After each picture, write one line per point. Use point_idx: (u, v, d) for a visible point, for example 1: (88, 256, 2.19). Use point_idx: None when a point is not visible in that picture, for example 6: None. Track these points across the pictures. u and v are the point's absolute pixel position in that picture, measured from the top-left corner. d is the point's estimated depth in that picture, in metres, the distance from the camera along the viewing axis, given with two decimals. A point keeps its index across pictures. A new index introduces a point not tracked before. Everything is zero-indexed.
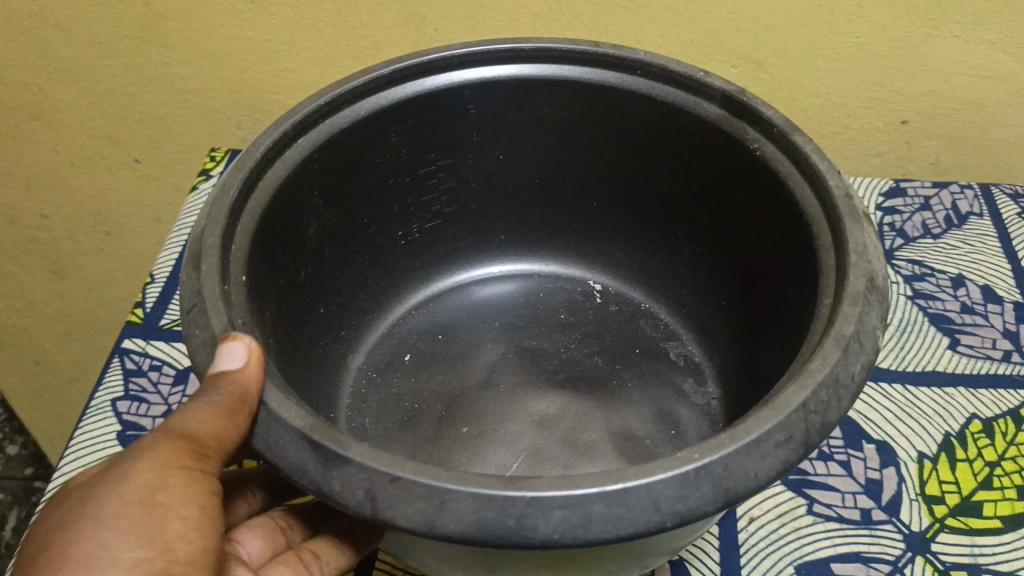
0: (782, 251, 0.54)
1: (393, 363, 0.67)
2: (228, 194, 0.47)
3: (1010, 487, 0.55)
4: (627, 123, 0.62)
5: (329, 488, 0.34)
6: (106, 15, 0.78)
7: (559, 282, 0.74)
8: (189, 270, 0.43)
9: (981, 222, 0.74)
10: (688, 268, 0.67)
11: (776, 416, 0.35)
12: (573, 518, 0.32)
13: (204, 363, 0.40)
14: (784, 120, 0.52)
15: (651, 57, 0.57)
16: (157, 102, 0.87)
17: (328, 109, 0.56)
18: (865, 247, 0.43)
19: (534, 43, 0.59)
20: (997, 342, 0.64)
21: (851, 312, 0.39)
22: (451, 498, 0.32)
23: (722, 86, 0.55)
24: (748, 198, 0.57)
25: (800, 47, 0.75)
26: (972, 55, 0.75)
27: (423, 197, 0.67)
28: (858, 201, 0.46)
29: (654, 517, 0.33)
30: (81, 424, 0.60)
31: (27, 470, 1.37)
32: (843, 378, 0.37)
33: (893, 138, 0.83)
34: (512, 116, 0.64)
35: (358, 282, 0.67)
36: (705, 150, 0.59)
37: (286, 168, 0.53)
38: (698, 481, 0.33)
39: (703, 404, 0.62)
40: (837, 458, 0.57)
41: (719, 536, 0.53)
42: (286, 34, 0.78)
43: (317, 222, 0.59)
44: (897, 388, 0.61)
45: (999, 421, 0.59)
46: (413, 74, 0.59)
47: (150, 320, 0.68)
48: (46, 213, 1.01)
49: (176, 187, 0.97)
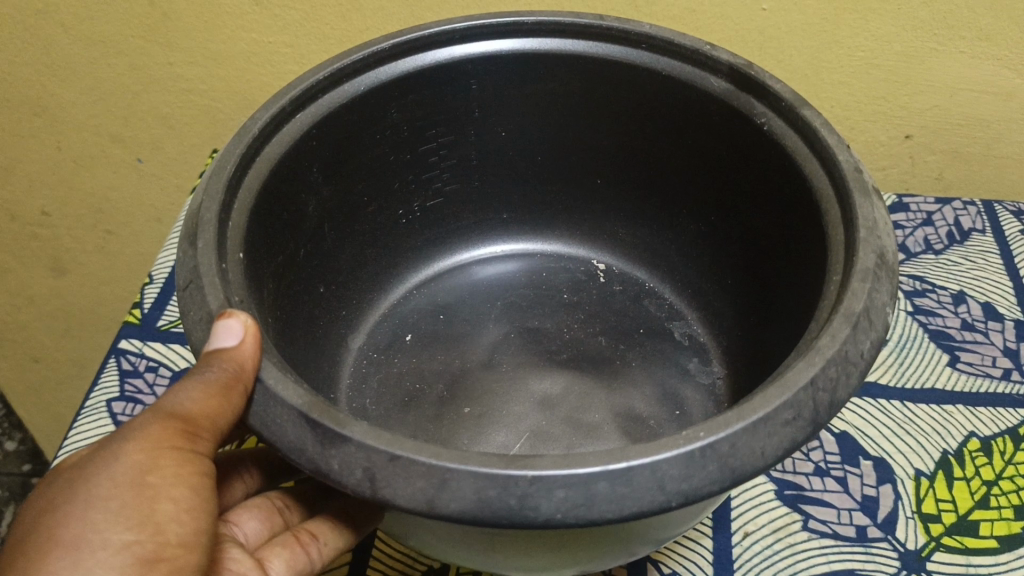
0: (791, 228, 0.54)
1: (394, 343, 0.67)
2: (225, 167, 0.47)
3: (1007, 506, 0.54)
4: (634, 99, 0.62)
5: (328, 466, 0.34)
6: (111, 14, 0.79)
7: (560, 261, 0.74)
8: (185, 246, 0.43)
9: (983, 238, 0.74)
10: (695, 247, 0.67)
11: (785, 395, 0.35)
12: (576, 497, 0.32)
13: (201, 339, 0.40)
14: (793, 94, 0.51)
15: (656, 30, 0.57)
16: (160, 101, 0.87)
17: (328, 83, 0.55)
18: (875, 223, 0.43)
19: (534, 17, 0.59)
20: (997, 360, 0.64)
21: (861, 287, 0.39)
22: (452, 476, 0.32)
23: (729, 60, 0.55)
24: (757, 174, 0.57)
25: (804, 59, 0.75)
26: (978, 71, 0.75)
27: (423, 174, 0.67)
28: (868, 175, 0.46)
29: (659, 497, 0.33)
30: (76, 424, 0.59)
31: (26, 466, 1.36)
32: (852, 355, 0.37)
33: (896, 153, 0.83)
34: (514, 93, 0.64)
35: (358, 260, 0.67)
36: (711, 125, 0.59)
37: (283, 144, 0.53)
38: (704, 460, 0.33)
39: (708, 384, 0.62)
40: (834, 474, 0.57)
41: (713, 551, 0.53)
42: (290, 37, 0.78)
43: (316, 198, 0.59)
44: (895, 404, 0.61)
45: (998, 439, 0.58)
46: (415, 48, 0.59)
47: (147, 321, 0.67)
48: (47, 210, 1.01)
49: (178, 187, 0.97)
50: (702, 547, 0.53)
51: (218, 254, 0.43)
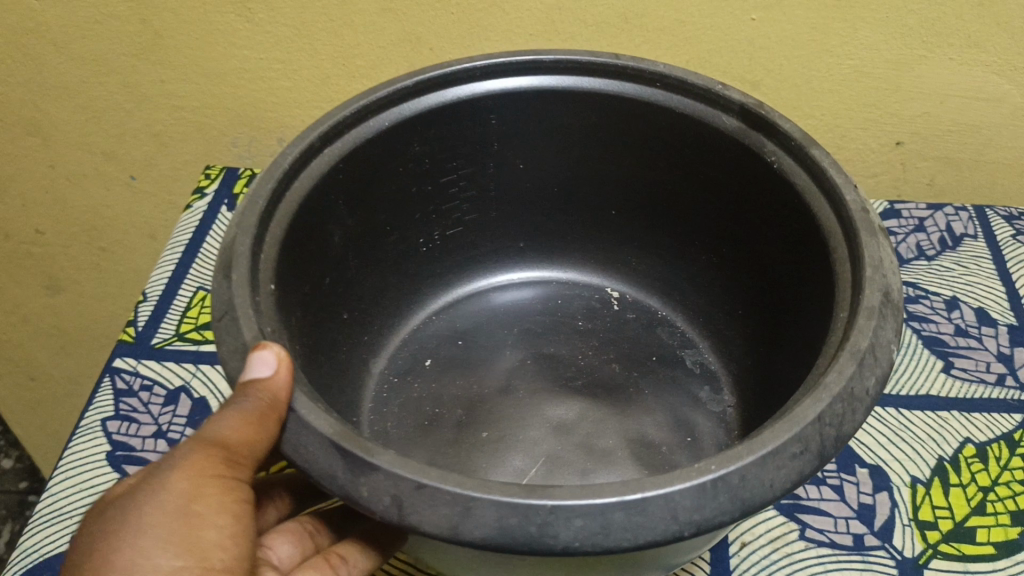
0: (799, 265, 0.54)
1: (414, 368, 0.66)
2: (257, 203, 0.47)
3: (1004, 513, 0.54)
4: (646, 134, 0.62)
5: (357, 494, 0.34)
6: (103, 32, 0.79)
7: (575, 289, 0.74)
8: (218, 278, 0.43)
9: (975, 243, 0.74)
10: (707, 278, 0.67)
11: (793, 428, 0.35)
12: (593, 526, 0.32)
13: (236, 368, 0.40)
14: (803, 133, 0.52)
15: (670, 69, 0.57)
16: (153, 119, 0.87)
17: (355, 118, 0.56)
18: (881, 261, 0.43)
19: (555, 55, 0.59)
20: (992, 365, 0.64)
21: (868, 323, 0.39)
22: (475, 504, 0.33)
23: (742, 101, 0.55)
24: (766, 210, 0.57)
25: (795, 68, 0.75)
26: (967, 77, 0.75)
27: (444, 205, 0.67)
28: (875, 214, 0.46)
29: (671, 527, 0.33)
30: (71, 444, 0.59)
31: (23, 483, 1.37)
32: (857, 392, 0.37)
33: (887, 160, 0.83)
34: (530, 127, 0.64)
35: (381, 288, 0.67)
36: (722, 163, 0.59)
37: (312, 178, 0.53)
38: (716, 491, 0.33)
39: (717, 412, 0.62)
40: (830, 482, 0.57)
41: (710, 562, 0.53)
42: (281, 53, 0.78)
43: (341, 229, 0.59)
44: (890, 412, 0.61)
45: (993, 445, 0.58)
46: (436, 86, 0.59)
47: (142, 338, 0.67)
48: (41, 228, 1.01)
49: (172, 204, 0.97)
50: (699, 558, 0.53)
51: (251, 287, 0.43)
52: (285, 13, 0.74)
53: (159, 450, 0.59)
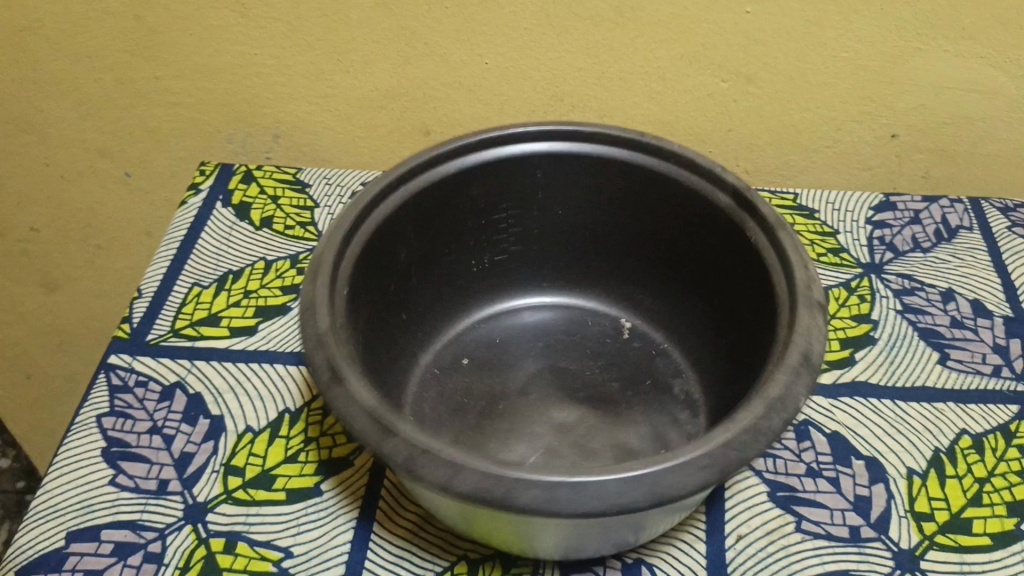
0: (757, 326, 0.56)
1: (451, 365, 0.65)
2: (341, 231, 0.52)
3: (1000, 503, 0.54)
4: (659, 211, 0.64)
5: (377, 448, 0.40)
6: (97, 29, 0.79)
7: (597, 317, 0.71)
8: (307, 281, 0.49)
9: (971, 235, 0.74)
10: (703, 324, 0.65)
11: (701, 448, 0.40)
12: (543, 496, 0.38)
13: (307, 334, 0.46)
14: (778, 217, 0.54)
15: (685, 150, 0.60)
16: (147, 116, 0.87)
17: (429, 163, 0.60)
18: (809, 328, 0.46)
19: (594, 128, 0.63)
20: (987, 356, 0.64)
21: (783, 375, 0.44)
22: (463, 467, 0.39)
23: (734, 181, 0.58)
24: (743, 280, 0.58)
25: (790, 61, 0.75)
26: (962, 69, 0.75)
27: (495, 236, 0.68)
28: (820, 293, 0.49)
29: (598, 507, 0.38)
30: (66, 440, 0.59)
31: (20, 483, 1.38)
32: (763, 426, 0.41)
33: (883, 153, 0.83)
34: (569, 189, 0.66)
35: (435, 301, 0.67)
36: (720, 252, 0.61)
37: (385, 212, 0.57)
38: (639, 484, 0.39)
39: (692, 432, 0.60)
40: (826, 474, 0.56)
41: (705, 555, 0.52)
42: (276, 48, 0.78)
43: (406, 250, 0.62)
44: (886, 404, 0.61)
45: (989, 437, 0.58)
46: (491, 143, 0.62)
47: (137, 335, 0.67)
48: (36, 226, 1.01)
49: (167, 201, 0.96)
50: (696, 550, 0.53)
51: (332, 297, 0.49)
52: (280, 8, 0.74)
53: (153, 447, 0.59)
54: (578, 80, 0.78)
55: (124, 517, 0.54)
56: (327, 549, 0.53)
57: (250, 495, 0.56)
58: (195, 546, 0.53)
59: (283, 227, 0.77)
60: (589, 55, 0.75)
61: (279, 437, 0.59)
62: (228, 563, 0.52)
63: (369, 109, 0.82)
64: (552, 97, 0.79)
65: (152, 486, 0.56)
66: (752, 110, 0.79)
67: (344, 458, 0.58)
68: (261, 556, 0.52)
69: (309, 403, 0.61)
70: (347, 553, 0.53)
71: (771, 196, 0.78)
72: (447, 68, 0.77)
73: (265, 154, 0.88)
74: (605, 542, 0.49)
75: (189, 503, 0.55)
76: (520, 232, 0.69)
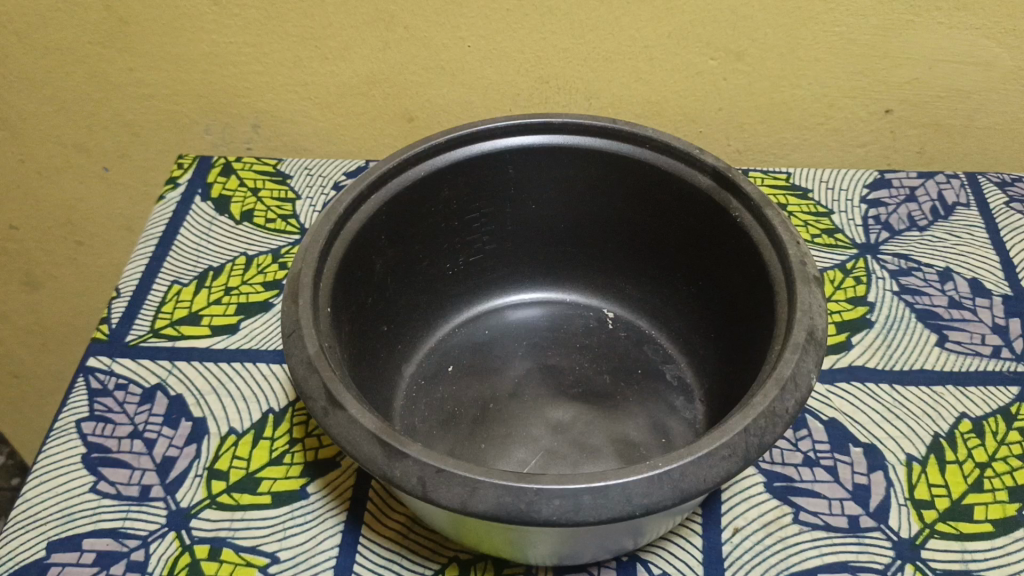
0: (753, 310, 0.54)
1: (436, 374, 0.63)
2: (316, 245, 0.51)
3: (1001, 489, 0.53)
4: (635, 194, 0.63)
5: (391, 474, 0.40)
6: (66, 21, 0.77)
7: (578, 310, 0.69)
8: (287, 304, 0.47)
9: (968, 212, 0.73)
10: (688, 306, 0.64)
11: (722, 436, 0.40)
12: (567, 505, 0.38)
13: (295, 360, 0.44)
14: (762, 196, 0.53)
15: (659, 133, 0.59)
16: (122, 108, 0.85)
17: (399, 166, 0.57)
18: (811, 306, 0.46)
19: (564, 117, 0.61)
20: (986, 337, 0.62)
21: (792, 356, 0.43)
22: (480, 485, 0.38)
23: (713, 162, 0.56)
24: (731, 263, 0.57)
25: (779, 37, 0.73)
26: (955, 41, 0.73)
27: (468, 237, 0.66)
28: (813, 268, 0.48)
29: (625, 508, 0.38)
30: (45, 447, 0.58)
31: (14, 480, 1.35)
32: (778, 409, 0.41)
33: (877, 129, 0.81)
34: (543, 180, 0.64)
35: (412, 307, 0.65)
36: (703, 234, 0.59)
37: (360, 220, 0.55)
38: (661, 482, 0.38)
39: (690, 419, 0.59)
40: (824, 463, 0.55)
41: (702, 550, 0.51)
42: (252, 36, 0.75)
43: (382, 258, 0.59)
44: (883, 389, 0.59)
45: (989, 420, 0.57)
46: (460, 142, 0.60)
47: (115, 337, 0.65)
48: (15, 223, 0.99)
49: (146, 195, 0.94)
50: (691, 546, 0.52)
51: (315, 310, 0.47)
52: None
53: (135, 452, 0.57)
54: (563, 61, 0.76)
55: (105, 525, 0.53)
56: (314, 554, 0.51)
57: (234, 500, 0.54)
58: (179, 554, 0.51)
59: (264, 220, 0.76)
60: (574, 36, 0.73)
61: (263, 438, 0.58)
62: (212, 570, 0.51)
63: (350, 97, 0.80)
64: (537, 80, 0.77)
65: (134, 493, 0.55)
66: (741, 89, 0.77)
67: (331, 460, 0.57)
68: (247, 562, 0.51)
69: (294, 403, 0.60)
70: (336, 558, 0.51)
71: (762, 176, 0.77)
72: (428, 52, 0.75)
73: (245, 144, 0.86)
74: (601, 549, 0.48)
75: (173, 509, 0.54)
76: (506, 222, 0.66)
